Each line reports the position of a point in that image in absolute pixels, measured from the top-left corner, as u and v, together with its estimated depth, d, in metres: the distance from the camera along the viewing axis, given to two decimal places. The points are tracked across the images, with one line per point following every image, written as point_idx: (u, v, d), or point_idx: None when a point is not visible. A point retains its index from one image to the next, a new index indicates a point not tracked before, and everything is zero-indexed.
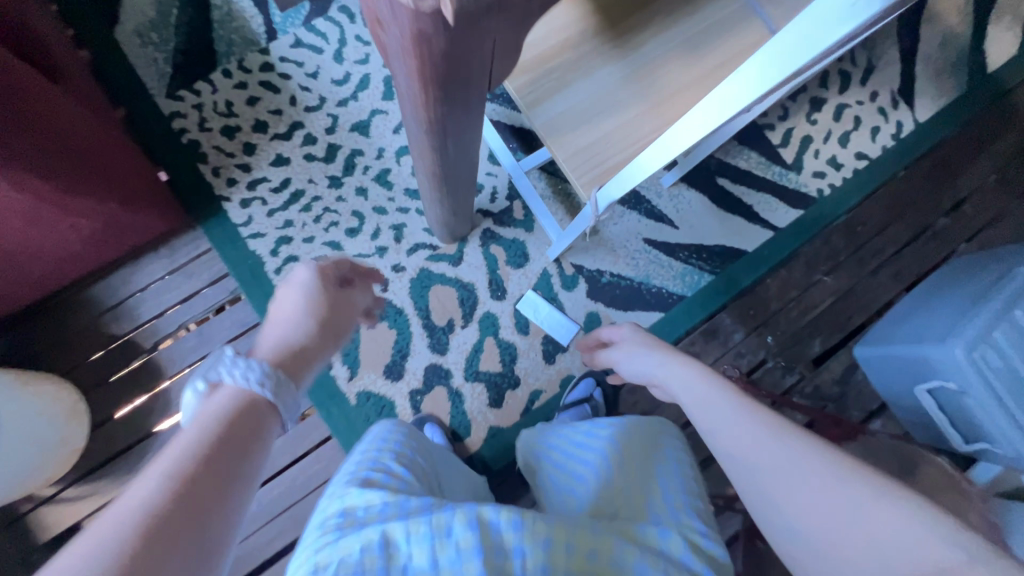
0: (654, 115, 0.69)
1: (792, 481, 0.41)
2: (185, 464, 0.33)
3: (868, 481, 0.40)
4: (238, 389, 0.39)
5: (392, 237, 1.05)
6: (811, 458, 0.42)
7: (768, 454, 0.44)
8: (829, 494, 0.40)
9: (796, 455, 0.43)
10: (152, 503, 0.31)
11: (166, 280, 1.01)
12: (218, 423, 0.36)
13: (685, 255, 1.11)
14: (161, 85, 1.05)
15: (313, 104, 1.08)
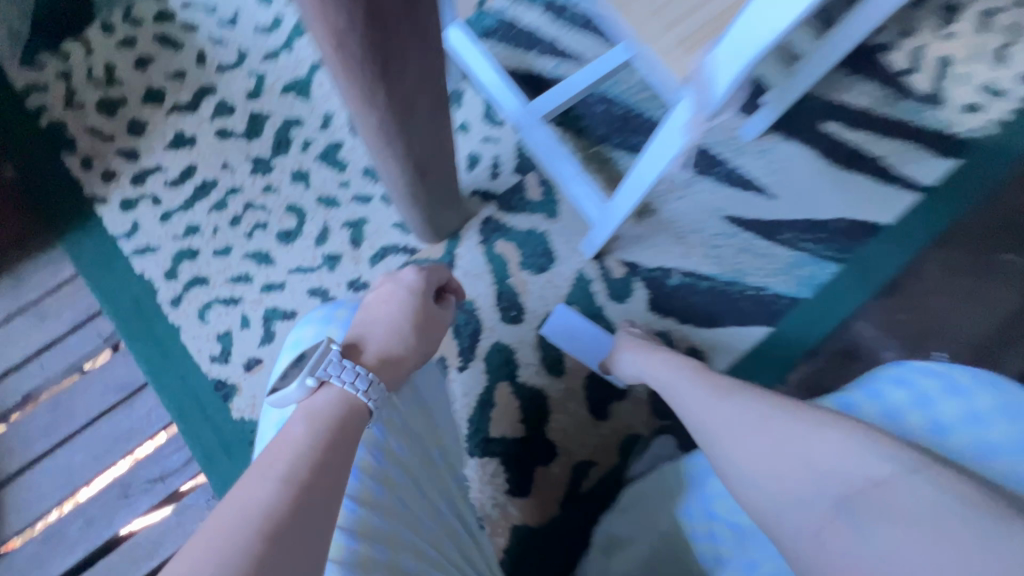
0: None
1: (774, 465, 0.34)
2: (297, 470, 0.28)
3: (844, 432, 0.33)
4: (341, 391, 0.33)
5: (348, 239, 0.70)
6: (822, 447, 0.33)
7: (773, 445, 0.34)
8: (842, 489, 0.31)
9: (790, 437, 0.34)
10: (267, 511, 0.25)
11: (10, 326, 0.67)
12: (328, 424, 0.31)
13: (791, 237, 0.73)
14: (15, 50, 0.74)
15: (229, 60, 0.75)
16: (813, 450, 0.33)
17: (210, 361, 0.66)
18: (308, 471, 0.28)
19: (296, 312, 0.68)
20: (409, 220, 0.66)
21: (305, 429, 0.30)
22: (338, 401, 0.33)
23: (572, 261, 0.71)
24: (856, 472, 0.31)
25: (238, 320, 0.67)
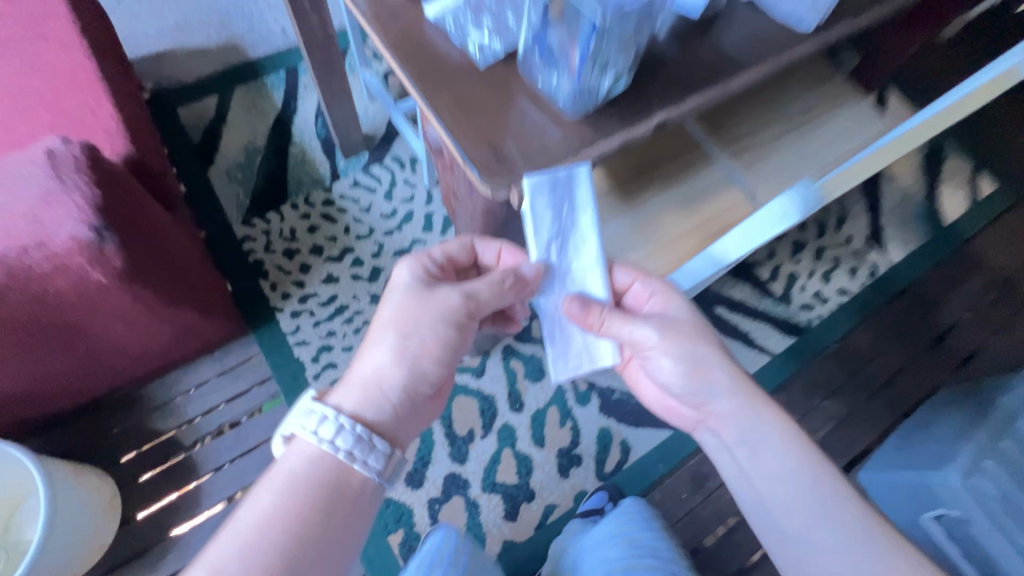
0: (657, 257, 0.84)
1: (783, 486, 0.56)
2: (292, 503, 0.49)
3: (863, 525, 0.53)
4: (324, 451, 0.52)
5: None
6: (816, 485, 0.55)
7: (791, 474, 0.56)
8: (818, 513, 0.54)
9: (801, 477, 0.56)
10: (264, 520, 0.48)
11: (214, 381, 1.10)
12: (311, 478, 0.50)
13: None
14: (238, 213, 1.25)
15: (363, 233, 1.26)
16: (813, 491, 0.55)
17: None
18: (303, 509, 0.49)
19: None
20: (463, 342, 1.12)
21: (297, 473, 0.51)
22: (312, 459, 0.51)
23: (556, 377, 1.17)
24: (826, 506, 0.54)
25: None
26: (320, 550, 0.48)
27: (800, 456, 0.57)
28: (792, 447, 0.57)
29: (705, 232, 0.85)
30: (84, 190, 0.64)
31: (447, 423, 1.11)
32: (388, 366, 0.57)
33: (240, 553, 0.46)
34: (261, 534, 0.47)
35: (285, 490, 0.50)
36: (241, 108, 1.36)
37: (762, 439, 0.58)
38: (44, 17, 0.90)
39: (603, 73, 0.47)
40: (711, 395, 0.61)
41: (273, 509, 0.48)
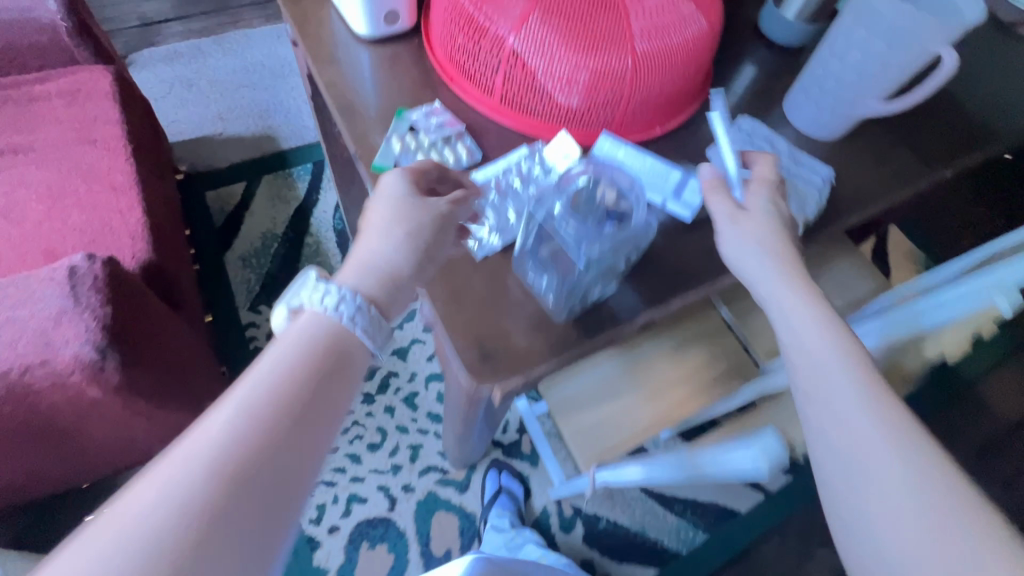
0: (647, 406, 0.84)
1: (862, 453, 0.36)
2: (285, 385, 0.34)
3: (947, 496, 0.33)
4: (327, 319, 0.38)
5: (409, 456, 1.15)
6: (895, 442, 0.36)
7: (866, 433, 0.36)
8: (902, 493, 0.34)
9: (881, 437, 0.36)
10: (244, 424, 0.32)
11: None
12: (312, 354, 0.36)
13: (679, 508, 1.17)
14: (247, 300, 1.28)
15: None
16: (898, 459, 0.35)
17: (310, 521, 1.08)
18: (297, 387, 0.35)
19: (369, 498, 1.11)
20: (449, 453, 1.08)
21: (289, 357, 0.35)
22: (322, 327, 0.37)
23: (542, 498, 1.14)
24: (911, 460, 0.35)
25: (332, 497, 1.10)
26: (300, 466, 0.33)
27: (880, 405, 0.37)
28: (871, 396, 0.38)
29: (698, 382, 0.86)
30: (96, 308, 0.67)
31: (423, 539, 1.09)
32: (389, 255, 0.43)
33: (195, 470, 0.29)
34: (226, 449, 0.31)
35: (271, 377, 0.34)
36: (267, 196, 1.42)
37: (832, 381, 0.39)
38: (96, 122, 0.97)
39: (591, 293, 0.50)
40: (748, 257, 0.49)
41: (248, 408, 0.32)
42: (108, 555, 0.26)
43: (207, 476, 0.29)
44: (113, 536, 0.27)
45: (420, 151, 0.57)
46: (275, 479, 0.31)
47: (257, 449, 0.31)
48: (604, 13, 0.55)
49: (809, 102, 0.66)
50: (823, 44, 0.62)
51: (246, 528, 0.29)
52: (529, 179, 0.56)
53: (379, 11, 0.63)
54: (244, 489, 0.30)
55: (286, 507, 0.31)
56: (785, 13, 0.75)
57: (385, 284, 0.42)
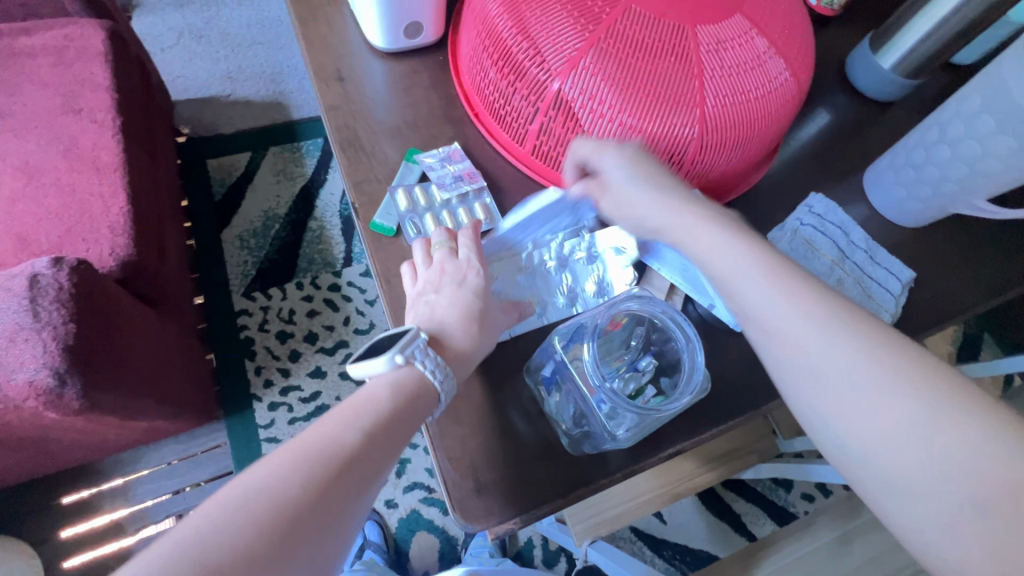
0: (652, 476, 0.77)
1: (891, 438, 0.30)
2: (349, 433, 0.34)
3: (925, 381, 0.30)
4: (418, 371, 0.38)
5: (394, 470, 1.10)
6: (927, 409, 0.29)
7: (892, 416, 0.30)
8: (945, 483, 0.28)
9: (909, 410, 0.30)
10: (315, 450, 0.33)
11: (173, 466, 1.04)
12: (383, 407, 0.36)
13: (668, 553, 1.01)
14: (242, 284, 1.21)
15: (362, 327, 1.21)
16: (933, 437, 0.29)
17: None
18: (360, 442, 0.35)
19: None
20: None
21: (381, 398, 0.37)
22: (417, 375, 0.38)
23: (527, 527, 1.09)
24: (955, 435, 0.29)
25: None
26: (333, 529, 0.32)
27: (899, 371, 0.31)
28: (882, 353, 0.32)
29: (711, 454, 0.79)
30: (58, 326, 0.61)
31: (401, 560, 1.05)
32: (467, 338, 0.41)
33: (273, 485, 0.31)
34: (303, 474, 0.32)
35: (362, 412, 0.36)
36: (271, 169, 1.32)
37: (837, 357, 0.32)
38: (83, 88, 0.87)
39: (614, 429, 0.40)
40: (742, 281, 0.36)
41: (338, 438, 0.34)
42: (187, 555, 0.27)
43: (287, 500, 0.31)
44: (195, 534, 0.28)
45: (432, 211, 0.48)
46: (336, 519, 0.32)
47: (333, 484, 0.32)
48: (672, 66, 0.45)
49: (897, 184, 0.55)
50: (928, 119, 0.52)
51: (301, 560, 0.30)
52: (564, 263, 0.48)
53: (400, 23, 0.52)
54: (309, 525, 0.31)
55: (338, 544, 0.32)
56: (881, 62, 0.63)
57: (422, 380, 0.38)
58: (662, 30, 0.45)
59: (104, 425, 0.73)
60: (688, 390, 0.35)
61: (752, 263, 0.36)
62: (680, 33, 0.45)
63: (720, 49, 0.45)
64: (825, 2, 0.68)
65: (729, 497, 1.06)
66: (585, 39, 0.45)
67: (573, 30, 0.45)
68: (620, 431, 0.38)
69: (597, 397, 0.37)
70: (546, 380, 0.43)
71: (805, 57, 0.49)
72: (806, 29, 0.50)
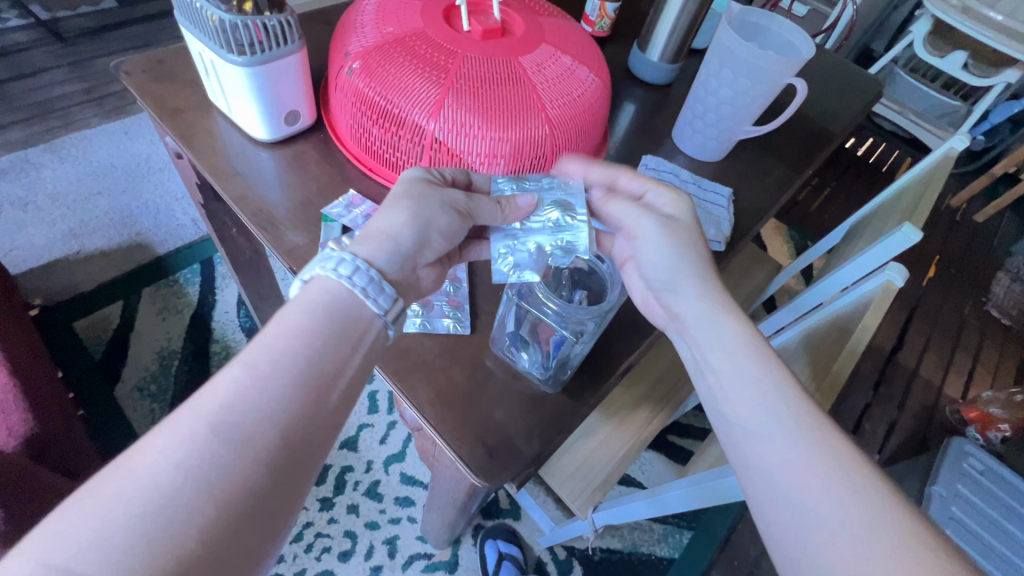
0: (620, 431, 0.87)
1: (790, 456, 0.37)
2: (277, 395, 0.34)
3: (848, 469, 0.36)
4: (332, 284, 0.39)
5: (387, 552, 1.06)
6: (850, 485, 0.35)
7: (828, 494, 0.35)
8: (846, 533, 0.34)
9: (816, 443, 0.37)
10: (245, 418, 0.32)
11: None
12: (312, 357, 0.36)
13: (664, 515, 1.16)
14: None
15: None
16: (826, 461, 0.36)
17: None
18: (292, 405, 0.34)
19: None
20: (436, 533, 0.99)
21: (313, 336, 0.36)
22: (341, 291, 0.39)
23: (534, 548, 1.11)
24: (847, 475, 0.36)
25: None
26: (270, 502, 0.32)
27: (841, 458, 0.36)
28: (820, 437, 0.37)
29: (658, 395, 0.91)
30: None
31: None
32: (394, 226, 0.44)
33: (195, 440, 0.31)
34: (233, 438, 0.32)
35: (282, 346, 0.35)
36: (151, 310, 1.25)
37: (788, 430, 0.38)
38: None
39: (573, 355, 0.49)
40: (733, 362, 0.42)
41: (255, 382, 0.34)
42: (118, 526, 0.28)
43: (214, 456, 0.31)
44: (114, 510, 0.28)
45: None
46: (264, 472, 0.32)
47: (254, 435, 0.32)
48: (513, 90, 0.58)
49: (695, 133, 0.75)
50: (696, 83, 0.71)
51: (227, 544, 0.30)
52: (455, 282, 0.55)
53: (280, 113, 0.60)
54: (249, 487, 0.31)
55: (268, 526, 0.32)
56: (652, 57, 0.84)
57: (361, 306, 0.39)
58: (495, 66, 0.58)
59: None
60: (615, 284, 0.48)
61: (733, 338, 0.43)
62: (508, 64, 0.59)
63: (541, 68, 0.60)
64: (599, 27, 0.89)
65: (688, 442, 1.18)
66: (443, 86, 0.56)
67: (430, 81, 0.56)
68: (584, 339, 0.48)
69: (555, 317, 0.47)
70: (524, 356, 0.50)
71: (600, 62, 0.67)
72: (593, 44, 0.68)
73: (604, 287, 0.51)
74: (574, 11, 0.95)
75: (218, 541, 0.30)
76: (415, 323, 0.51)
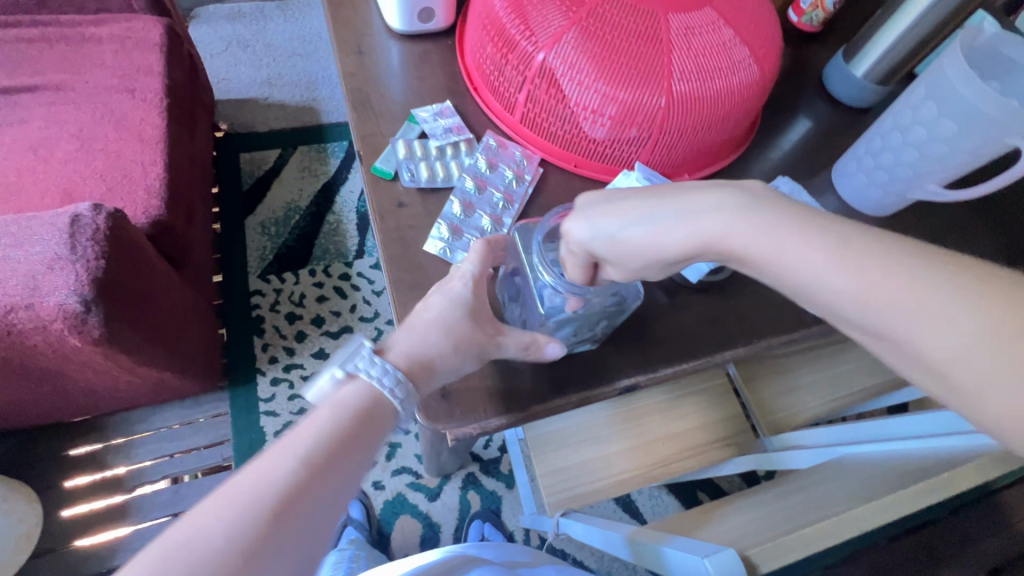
0: (629, 456, 0.79)
1: (862, 297, 0.30)
2: (312, 464, 0.34)
3: (904, 260, 0.29)
4: (369, 385, 0.40)
5: (385, 453, 1.13)
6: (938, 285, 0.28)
7: (930, 315, 0.28)
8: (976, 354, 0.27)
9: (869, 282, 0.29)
10: (280, 483, 0.32)
11: (174, 429, 1.08)
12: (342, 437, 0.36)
13: None
14: (259, 266, 1.28)
15: (368, 316, 1.25)
16: (889, 274, 0.29)
17: None
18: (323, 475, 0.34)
19: None
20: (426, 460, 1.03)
21: (341, 420, 0.37)
22: (364, 398, 0.39)
23: (511, 521, 1.10)
24: (931, 280, 0.28)
25: None
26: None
27: (897, 256, 0.29)
28: (858, 250, 0.30)
29: (690, 442, 0.81)
30: (90, 261, 0.67)
31: (383, 542, 1.06)
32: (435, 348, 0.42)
33: (192, 549, 0.28)
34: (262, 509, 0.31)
35: (315, 429, 0.36)
36: (297, 166, 1.42)
37: (830, 274, 0.30)
38: (138, 72, 0.97)
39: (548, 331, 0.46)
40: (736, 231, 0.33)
41: (276, 481, 0.32)
42: None
43: (245, 522, 0.30)
44: None
45: (450, 185, 0.54)
46: (292, 564, 0.30)
47: (280, 530, 0.30)
48: (645, 46, 0.51)
49: (859, 172, 0.60)
50: (885, 112, 0.56)
51: None
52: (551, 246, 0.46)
53: (415, 8, 0.60)
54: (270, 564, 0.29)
55: None
56: (854, 71, 0.68)
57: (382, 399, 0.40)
58: (637, 14, 0.51)
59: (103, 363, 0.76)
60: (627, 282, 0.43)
61: (715, 222, 0.34)
62: (653, 17, 0.51)
63: (689, 34, 0.52)
64: (807, 20, 0.75)
65: None
66: (569, 20, 0.51)
67: (559, 11, 0.52)
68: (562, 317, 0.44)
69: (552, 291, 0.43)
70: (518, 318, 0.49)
71: (771, 49, 0.56)
72: (772, 25, 0.56)
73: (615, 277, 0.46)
74: None
75: None
76: (438, 247, 0.50)
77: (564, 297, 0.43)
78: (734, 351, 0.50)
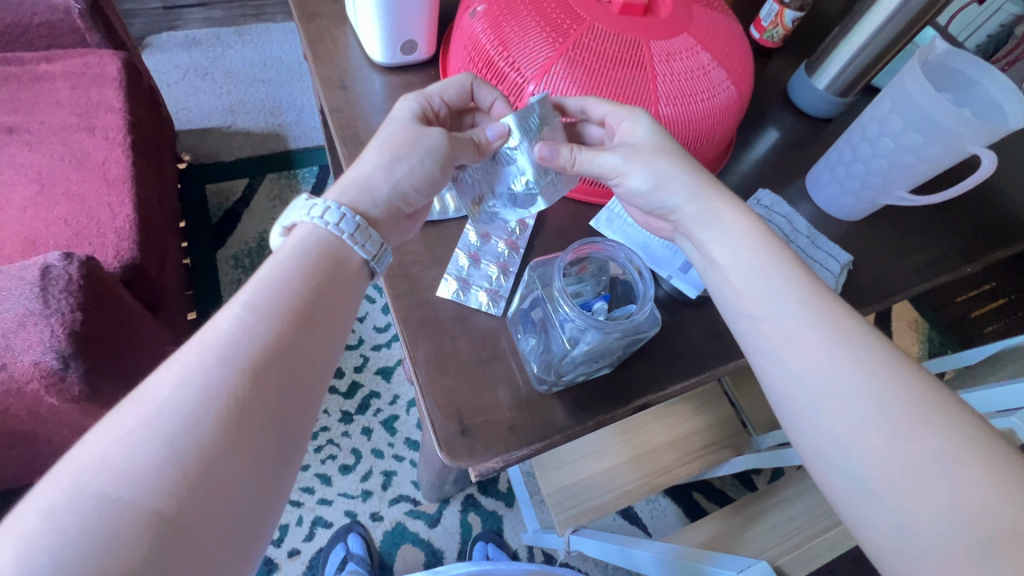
0: (631, 467, 0.80)
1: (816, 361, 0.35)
2: (247, 357, 0.32)
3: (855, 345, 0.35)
4: (313, 228, 0.39)
5: (381, 482, 1.11)
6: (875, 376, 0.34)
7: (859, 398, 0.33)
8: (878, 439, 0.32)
9: (853, 360, 0.34)
10: (213, 387, 0.31)
11: None
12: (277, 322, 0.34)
13: None
14: None
15: (352, 343, 1.23)
16: (838, 347, 0.35)
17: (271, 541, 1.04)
18: (261, 365, 0.33)
19: (333, 523, 1.07)
20: (425, 486, 1.01)
21: (269, 300, 0.35)
22: (301, 277, 0.37)
23: (514, 539, 1.10)
24: (873, 369, 0.34)
25: (296, 518, 1.06)
26: (266, 470, 0.32)
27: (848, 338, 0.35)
28: (826, 319, 0.36)
29: (689, 447, 0.83)
30: (65, 314, 0.63)
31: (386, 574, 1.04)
32: (378, 178, 0.43)
33: (119, 471, 0.27)
34: (199, 414, 0.30)
35: (241, 324, 0.33)
36: (267, 194, 1.38)
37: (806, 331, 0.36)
38: (97, 109, 0.93)
39: (565, 360, 0.45)
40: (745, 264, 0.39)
41: (206, 390, 0.31)
42: (75, 537, 0.25)
43: (184, 427, 0.29)
44: (64, 516, 0.26)
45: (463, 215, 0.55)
46: (266, 446, 0.32)
47: (226, 425, 0.30)
48: (631, 73, 0.53)
49: (833, 181, 0.63)
50: (854, 123, 0.60)
51: (224, 504, 0.29)
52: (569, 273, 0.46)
53: (398, 41, 0.60)
54: (224, 466, 0.29)
55: (276, 475, 0.32)
56: (817, 83, 0.72)
57: (342, 246, 0.39)
58: (620, 43, 0.53)
59: (83, 418, 0.72)
60: (647, 302, 0.42)
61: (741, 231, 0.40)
62: (636, 45, 0.53)
63: (671, 59, 0.54)
64: (768, 36, 0.79)
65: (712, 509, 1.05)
66: (556, 50, 0.52)
67: (545, 42, 0.53)
68: (584, 344, 0.43)
69: (571, 320, 0.42)
70: (507, 149, 0.48)
71: (745, 69, 0.58)
72: (744, 47, 0.59)
73: (631, 298, 0.46)
74: (749, 12, 0.85)
75: (196, 514, 0.28)
76: (448, 287, 0.50)
77: (578, 324, 0.42)
78: (736, 363, 0.52)
